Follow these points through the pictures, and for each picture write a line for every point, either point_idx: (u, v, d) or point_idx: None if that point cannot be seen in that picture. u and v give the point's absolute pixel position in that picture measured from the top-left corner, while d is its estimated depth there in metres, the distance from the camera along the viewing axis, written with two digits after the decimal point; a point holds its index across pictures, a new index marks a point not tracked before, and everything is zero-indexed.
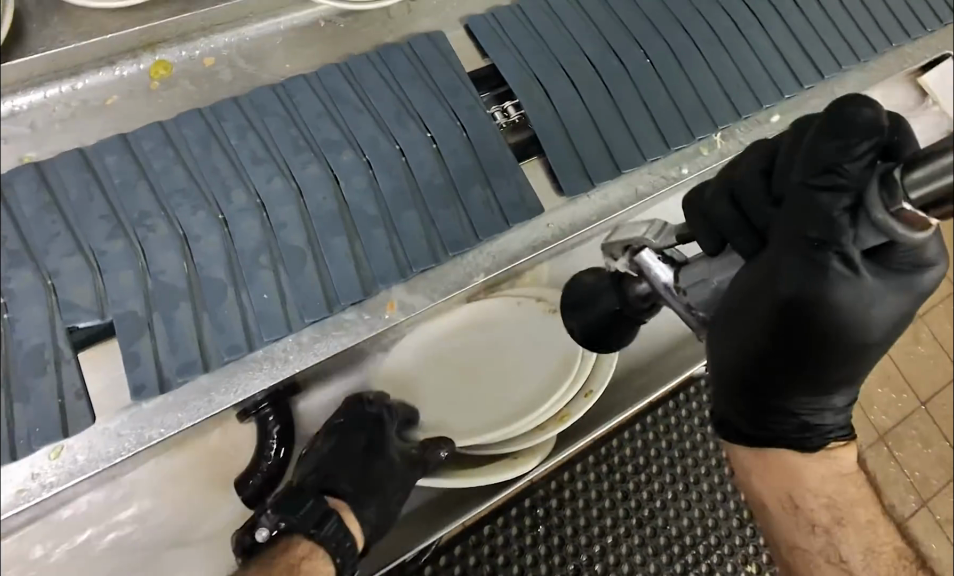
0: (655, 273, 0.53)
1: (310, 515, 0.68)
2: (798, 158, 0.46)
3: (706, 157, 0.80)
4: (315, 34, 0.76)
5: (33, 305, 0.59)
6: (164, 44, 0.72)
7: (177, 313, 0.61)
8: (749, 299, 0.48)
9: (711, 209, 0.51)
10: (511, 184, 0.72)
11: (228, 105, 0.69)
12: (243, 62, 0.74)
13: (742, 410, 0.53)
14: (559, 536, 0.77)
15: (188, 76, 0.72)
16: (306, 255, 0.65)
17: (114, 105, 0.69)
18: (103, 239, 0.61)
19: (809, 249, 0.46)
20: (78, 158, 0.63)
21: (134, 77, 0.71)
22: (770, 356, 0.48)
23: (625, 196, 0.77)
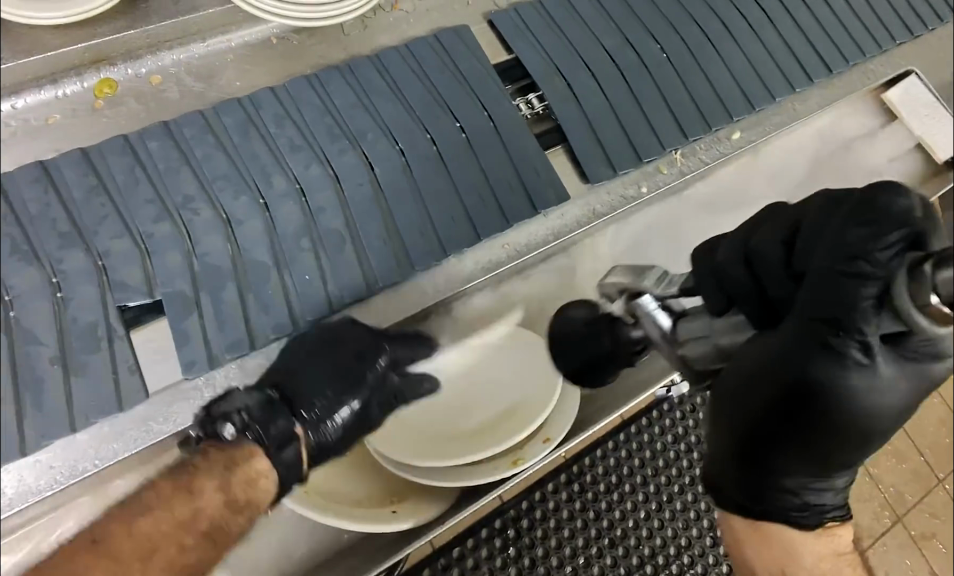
0: (650, 315, 0.57)
1: (274, 435, 0.62)
2: (821, 245, 0.48)
3: (665, 175, 0.83)
4: (267, 52, 0.75)
5: (86, 284, 0.61)
6: (109, 61, 0.70)
7: (224, 294, 0.64)
8: (751, 391, 0.49)
9: (728, 278, 0.54)
10: (528, 169, 0.75)
11: (182, 122, 0.69)
12: (192, 79, 0.72)
13: (740, 482, 0.54)
14: (532, 556, 0.78)
15: (133, 94, 0.70)
16: (345, 239, 0.68)
17: (56, 125, 0.67)
18: (150, 222, 0.64)
19: (828, 336, 0.46)
20: (122, 144, 0.66)
21: (77, 96, 0.69)
22: (768, 442, 0.50)
23: (581, 217, 0.79)
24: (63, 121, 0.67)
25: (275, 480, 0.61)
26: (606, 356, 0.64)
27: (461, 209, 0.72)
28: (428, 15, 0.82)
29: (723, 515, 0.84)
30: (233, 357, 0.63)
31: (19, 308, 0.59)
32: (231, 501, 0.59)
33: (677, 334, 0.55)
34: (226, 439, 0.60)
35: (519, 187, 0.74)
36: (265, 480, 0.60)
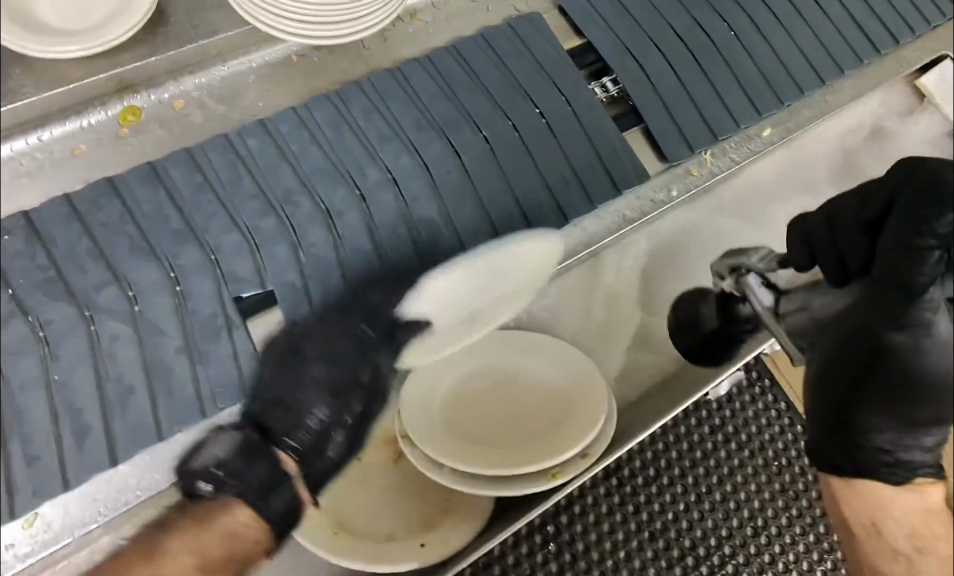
0: (756, 293, 0.57)
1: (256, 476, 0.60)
2: (891, 221, 0.49)
3: (696, 177, 0.81)
4: (287, 70, 0.75)
5: (202, 278, 0.64)
6: (132, 90, 0.70)
7: (331, 284, 0.66)
8: (850, 347, 0.50)
9: (814, 237, 0.55)
10: (608, 149, 0.76)
11: (219, 142, 0.69)
12: (214, 102, 0.72)
13: (833, 447, 0.53)
14: (572, 555, 0.64)
15: (157, 121, 0.70)
16: (439, 226, 0.70)
17: (82, 155, 0.67)
18: (256, 216, 0.66)
19: (901, 300, 0.47)
20: (223, 143, 0.69)
21: (102, 125, 0.69)
22: (861, 392, 0.50)
23: (610, 224, 0.77)
24: (89, 151, 0.67)
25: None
26: (740, 331, 0.68)
27: (546, 193, 0.73)
28: (449, 23, 0.81)
29: (789, 520, 0.69)
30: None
31: (143, 302, 0.62)
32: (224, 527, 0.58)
33: (779, 308, 0.56)
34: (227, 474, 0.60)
35: (600, 169, 0.75)
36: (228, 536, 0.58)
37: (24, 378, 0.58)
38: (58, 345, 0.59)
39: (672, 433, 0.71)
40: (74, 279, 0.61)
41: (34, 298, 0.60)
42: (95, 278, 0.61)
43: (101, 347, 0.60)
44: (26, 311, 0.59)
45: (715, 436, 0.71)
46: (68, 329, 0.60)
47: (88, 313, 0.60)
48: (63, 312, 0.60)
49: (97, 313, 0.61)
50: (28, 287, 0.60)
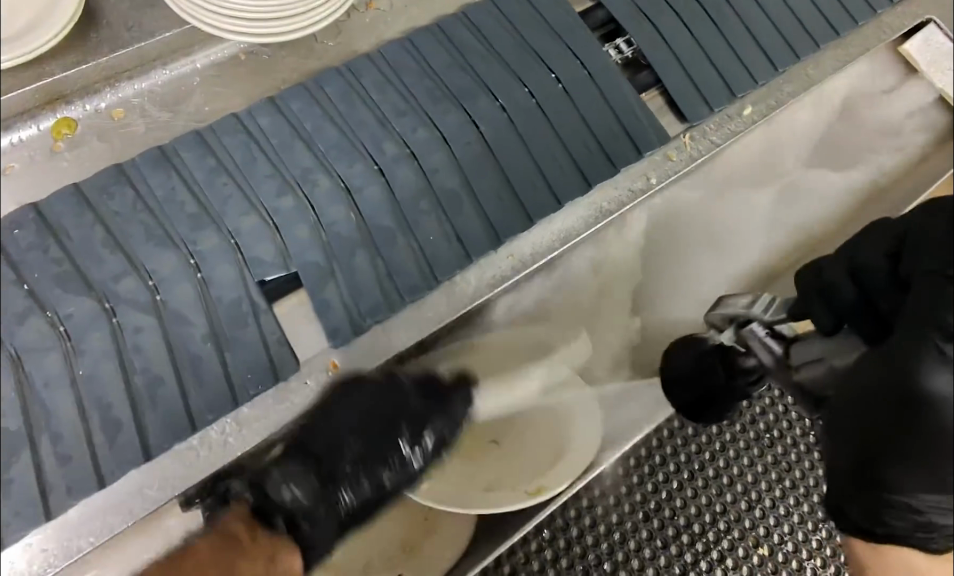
0: (763, 347, 0.59)
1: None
2: (924, 254, 0.48)
3: (674, 162, 0.76)
4: (237, 70, 0.70)
5: (223, 262, 0.60)
6: (65, 101, 0.65)
7: (356, 262, 0.63)
8: (866, 396, 0.46)
9: (829, 288, 0.53)
10: (626, 112, 0.73)
11: (190, 139, 0.64)
12: (156, 109, 0.67)
13: (855, 502, 0.48)
14: (569, 539, 0.67)
15: (96, 132, 0.65)
16: (463, 196, 0.67)
17: (14, 174, 0.62)
18: (274, 196, 0.63)
19: (935, 340, 0.44)
20: (196, 139, 0.64)
21: (35, 140, 0.64)
22: (876, 446, 0.46)
23: (587, 217, 0.72)
24: (22, 171, 0.62)
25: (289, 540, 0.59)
26: (725, 387, 0.65)
27: (568, 158, 0.70)
28: (407, 11, 0.75)
29: (774, 502, 0.70)
30: (376, 322, 0.63)
31: (164, 292, 0.58)
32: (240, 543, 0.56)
33: (792, 357, 0.56)
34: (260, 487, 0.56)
35: (620, 130, 0.72)
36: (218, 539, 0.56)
37: (47, 374, 0.55)
38: (80, 339, 0.56)
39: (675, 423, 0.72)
40: (90, 270, 0.57)
41: (51, 292, 0.56)
42: (111, 268, 0.58)
43: (124, 340, 0.57)
44: (43, 305, 0.56)
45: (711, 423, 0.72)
46: (89, 324, 0.56)
47: (108, 305, 0.57)
48: (81, 305, 0.56)
49: (118, 304, 0.57)
50: (44, 281, 0.56)
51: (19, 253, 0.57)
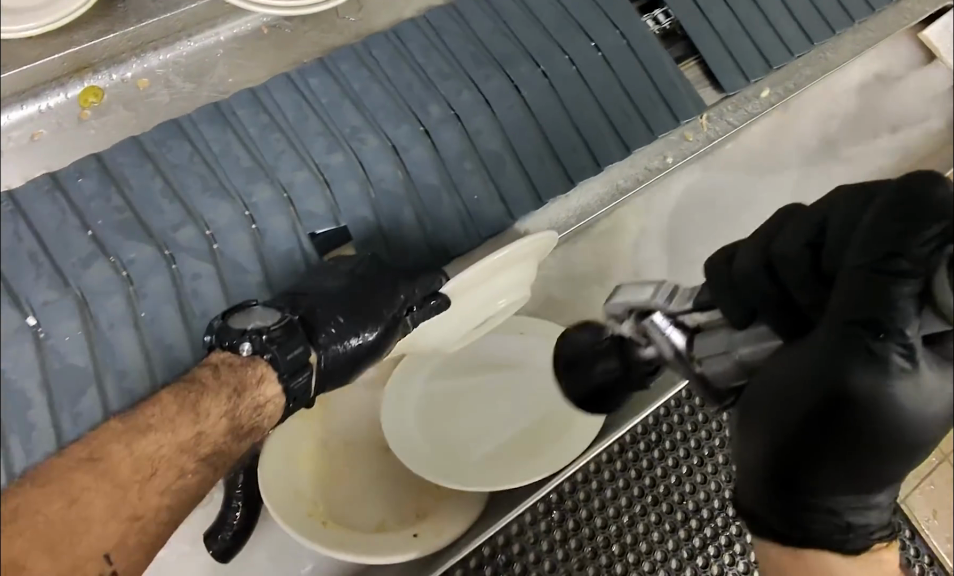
0: (665, 339, 0.41)
1: (291, 362, 0.50)
2: (852, 238, 0.35)
3: (691, 143, 0.76)
4: (261, 44, 0.71)
5: (277, 215, 0.61)
6: (93, 70, 0.66)
7: (403, 217, 0.64)
8: (785, 406, 0.35)
9: (744, 280, 0.39)
10: (666, 83, 0.73)
11: (244, 96, 0.65)
12: (181, 80, 0.68)
13: (772, 508, 0.37)
14: (575, 522, 0.59)
15: (121, 101, 0.66)
16: (505, 158, 0.67)
17: (42, 140, 0.64)
18: (325, 153, 0.64)
19: (866, 340, 0.33)
20: (249, 97, 0.65)
21: (63, 108, 0.65)
22: (800, 459, 0.35)
23: (603, 193, 0.73)
24: (50, 136, 0.64)
25: (282, 408, 0.51)
26: (618, 383, 0.46)
27: (607, 124, 0.70)
28: None
29: None
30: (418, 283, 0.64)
31: (221, 242, 0.60)
32: (236, 426, 0.49)
33: (691, 351, 0.40)
34: (242, 356, 0.50)
35: (659, 100, 0.72)
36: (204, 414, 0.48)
37: (111, 316, 0.57)
38: (142, 283, 0.58)
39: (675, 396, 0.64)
40: (151, 218, 0.59)
41: (113, 239, 0.58)
42: (171, 217, 0.59)
43: (183, 286, 0.58)
44: (107, 251, 0.57)
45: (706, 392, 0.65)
46: (149, 269, 0.58)
47: (168, 252, 0.58)
48: (142, 252, 0.58)
49: (177, 251, 0.59)
50: (107, 228, 0.58)
51: (84, 201, 0.58)
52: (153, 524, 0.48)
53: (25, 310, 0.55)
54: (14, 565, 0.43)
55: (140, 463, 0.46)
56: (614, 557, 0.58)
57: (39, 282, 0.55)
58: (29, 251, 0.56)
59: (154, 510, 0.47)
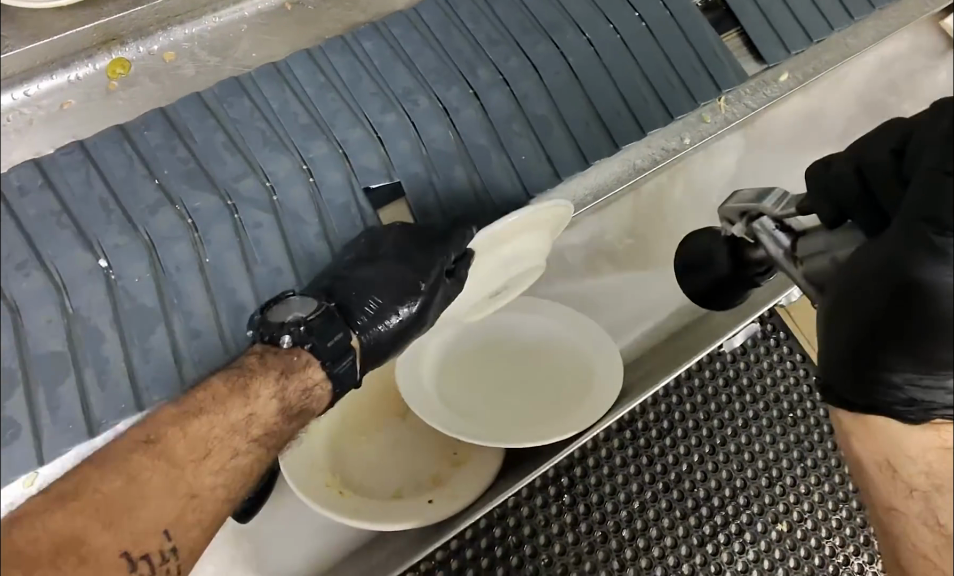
0: (770, 238, 0.48)
1: (333, 348, 0.54)
2: (930, 144, 0.40)
3: (709, 125, 0.76)
4: (283, 20, 0.72)
5: (332, 170, 0.62)
6: (120, 42, 0.68)
7: (456, 174, 0.65)
8: (862, 290, 0.40)
9: (837, 183, 0.46)
10: (706, 51, 0.74)
11: (300, 57, 0.67)
12: (205, 54, 0.69)
13: (845, 377, 0.42)
14: (586, 506, 0.60)
15: (147, 73, 0.68)
16: (551, 121, 0.68)
17: (71, 110, 0.65)
18: (379, 112, 0.65)
19: (928, 236, 0.38)
20: (308, 58, 0.67)
21: (90, 79, 0.67)
22: (870, 332, 0.40)
23: (619, 173, 0.73)
24: (78, 107, 0.65)
25: (329, 395, 0.54)
26: (730, 276, 0.56)
27: (650, 90, 0.71)
28: None
29: (806, 472, 0.64)
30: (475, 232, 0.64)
31: (281, 194, 0.61)
32: (286, 406, 0.52)
33: (794, 251, 0.47)
34: (282, 347, 0.53)
35: (700, 67, 0.73)
36: (247, 398, 0.51)
37: (179, 260, 0.58)
38: (206, 230, 0.59)
39: (686, 386, 0.67)
40: (214, 170, 0.60)
41: (180, 188, 0.59)
42: (233, 169, 0.61)
43: (246, 233, 0.60)
44: (173, 199, 0.59)
45: (718, 383, 0.67)
46: (214, 217, 0.59)
47: (230, 202, 0.60)
48: (207, 201, 0.59)
49: (239, 202, 0.60)
50: (173, 178, 0.59)
51: (150, 151, 0.60)
52: (209, 503, 0.50)
53: (98, 252, 0.56)
54: (77, 540, 0.45)
55: (195, 443, 0.49)
56: (622, 540, 0.59)
57: (110, 227, 0.57)
58: (100, 198, 0.58)
59: (210, 489, 0.50)
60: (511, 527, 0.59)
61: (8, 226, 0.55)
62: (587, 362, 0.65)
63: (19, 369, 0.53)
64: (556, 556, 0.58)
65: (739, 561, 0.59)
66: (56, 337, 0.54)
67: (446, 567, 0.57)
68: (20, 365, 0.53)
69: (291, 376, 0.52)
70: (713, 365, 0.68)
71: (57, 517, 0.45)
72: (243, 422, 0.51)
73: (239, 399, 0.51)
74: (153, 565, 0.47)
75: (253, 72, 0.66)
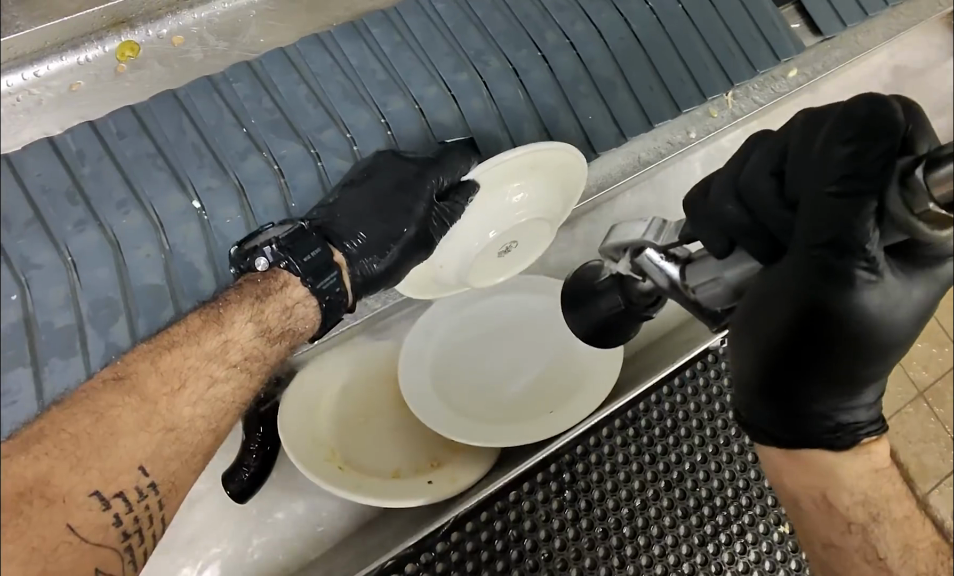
0: (658, 271, 0.40)
1: (311, 263, 0.55)
2: (809, 161, 0.35)
3: (715, 119, 0.76)
4: (288, 5, 0.72)
5: (410, 124, 0.65)
6: (129, 24, 0.68)
7: (526, 131, 0.67)
8: (760, 323, 0.36)
9: (719, 216, 0.39)
10: (768, 20, 0.76)
11: (376, 14, 0.69)
12: (214, 38, 0.70)
13: (767, 417, 0.38)
14: (588, 502, 0.60)
15: (156, 56, 0.68)
16: (616, 81, 0.70)
17: (81, 92, 0.66)
18: (451, 71, 0.67)
19: (831, 262, 0.34)
20: (383, 17, 0.69)
21: (100, 61, 0.67)
22: (786, 372, 0.36)
23: (625, 165, 0.73)
24: (87, 88, 0.66)
25: (317, 310, 0.56)
26: None
27: (712, 57, 0.73)
28: None
29: None
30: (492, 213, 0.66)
31: (361, 144, 0.64)
32: (265, 331, 0.54)
33: (684, 280, 0.39)
34: (260, 273, 0.55)
35: (760, 37, 0.75)
36: (212, 336, 0.52)
37: (267, 204, 0.61)
38: (292, 176, 0.62)
39: (689, 385, 0.66)
40: (299, 122, 0.63)
41: (267, 136, 0.63)
42: (315, 120, 0.64)
43: (330, 181, 0.62)
44: (260, 146, 0.62)
45: (721, 384, 0.67)
46: (299, 164, 0.62)
47: (313, 151, 0.63)
48: (292, 149, 0.62)
49: (322, 150, 0.63)
50: (260, 127, 0.63)
51: (238, 101, 0.63)
52: (187, 436, 0.48)
53: (191, 193, 0.60)
54: (43, 482, 0.41)
55: (167, 376, 0.48)
56: (624, 537, 0.59)
57: (203, 170, 0.61)
58: (193, 143, 0.61)
59: (188, 422, 0.48)
60: (513, 521, 0.59)
61: (106, 163, 0.59)
62: (582, 357, 0.66)
63: (121, 297, 0.57)
64: (557, 551, 0.58)
65: (740, 562, 0.60)
66: (155, 272, 0.58)
67: (447, 559, 0.57)
68: (121, 294, 0.57)
69: (266, 296, 0.54)
70: (717, 364, 0.68)
71: (21, 463, 0.41)
72: (207, 357, 0.51)
73: (208, 336, 0.51)
74: (129, 502, 0.45)
75: (334, 27, 0.69)
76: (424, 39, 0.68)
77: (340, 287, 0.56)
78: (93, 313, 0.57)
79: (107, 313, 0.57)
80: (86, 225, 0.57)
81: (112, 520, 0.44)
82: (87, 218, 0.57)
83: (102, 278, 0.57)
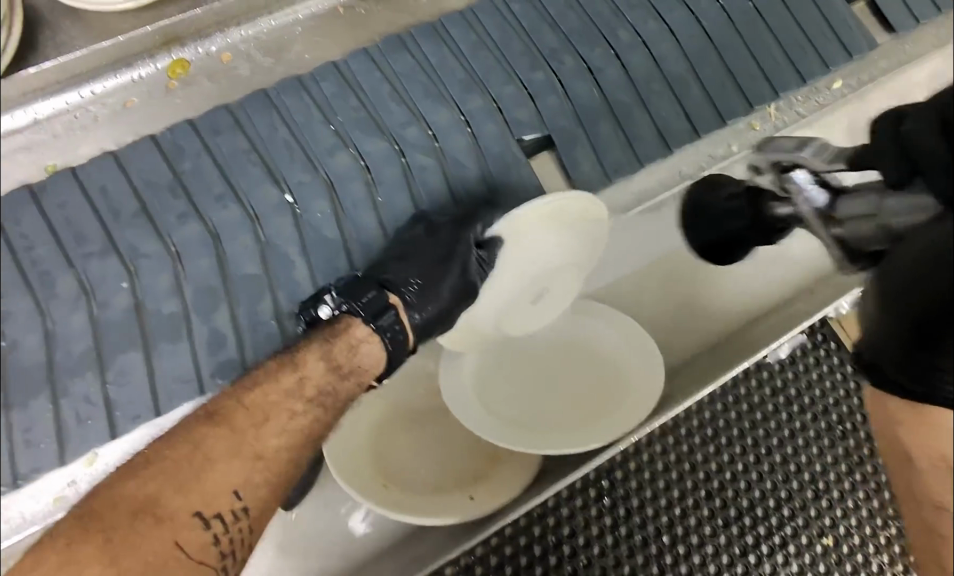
0: (806, 194, 0.54)
1: (368, 304, 0.57)
2: None
3: (757, 132, 0.74)
4: (333, 22, 0.73)
5: (489, 122, 0.66)
6: (180, 43, 0.70)
7: (601, 128, 0.69)
8: (936, 266, 0.36)
9: (915, 139, 0.41)
10: (840, 19, 0.78)
11: (454, 16, 0.71)
12: (261, 55, 0.71)
13: (908, 357, 0.37)
14: (627, 510, 0.61)
15: (205, 72, 0.70)
16: (689, 80, 0.72)
17: (134, 108, 0.68)
18: (528, 69, 0.69)
19: None
20: (460, 17, 0.71)
21: (152, 78, 0.69)
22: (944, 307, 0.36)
23: (665, 179, 0.72)
24: (140, 105, 0.68)
25: (381, 346, 0.57)
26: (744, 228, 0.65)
27: (782, 53, 0.75)
28: None
29: (854, 485, 0.63)
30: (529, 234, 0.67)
31: (442, 141, 0.65)
32: (335, 365, 0.55)
33: (832, 209, 0.53)
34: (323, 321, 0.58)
35: (832, 35, 0.77)
36: (277, 387, 0.54)
37: (355, 198, 0.62)
38: (378, 173, 0.63)
39: (730, 394, 0.66)
40: (384, 119, 0.65)
41: (353, 133, 0.64)
42: (399, 117, 0.65)
43: (413, 177, 0.64)
44: (347, 143, 0.63)
45: (764, 393, 0.67)
46: (385, 160, 0.63)
47: (398, 147, 0.64)
48: (377, 145, 0.64)
49: (407, 146, 0.64)
50: (347, 124, 0.64)
51: (326, 100, 0.65)
52: (272, 465, 0.53)
53: (284, 187, 0.61)
54: (152, 502, 0.49)
55: (253, 411, 0.53)
56: (663, 545, 0.60)
57: (295, 166, 0.62)
58: (285, 139, 0.63)
59: (274, 452, 0.53)
60: (552, 527, 0.60)
61: (205, 157, 0.61)
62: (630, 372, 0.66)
63: (223, 286, 0.59)
64: (596, 557, 0.59)
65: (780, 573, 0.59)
66: (253, 260, 0.59)
67: (486, 563, 0.58)
68: (223, 281, 0.59)
69: (331, 334, 0.56)
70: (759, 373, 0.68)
71: (130, 487, 0.49)
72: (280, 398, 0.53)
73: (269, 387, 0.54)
74: (226, 523, 0.51)
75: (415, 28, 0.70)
76: (502, 39, 0.70)
77: (399, 326, 0.57)
78: (197, 300, 0.58)
79: (209, 300, 0.58)
80: (189, 218, 0.58)
81: (211, 539, 0.50)
82: (189, 212, 0.59)
83: (204, 265, 0.58)
